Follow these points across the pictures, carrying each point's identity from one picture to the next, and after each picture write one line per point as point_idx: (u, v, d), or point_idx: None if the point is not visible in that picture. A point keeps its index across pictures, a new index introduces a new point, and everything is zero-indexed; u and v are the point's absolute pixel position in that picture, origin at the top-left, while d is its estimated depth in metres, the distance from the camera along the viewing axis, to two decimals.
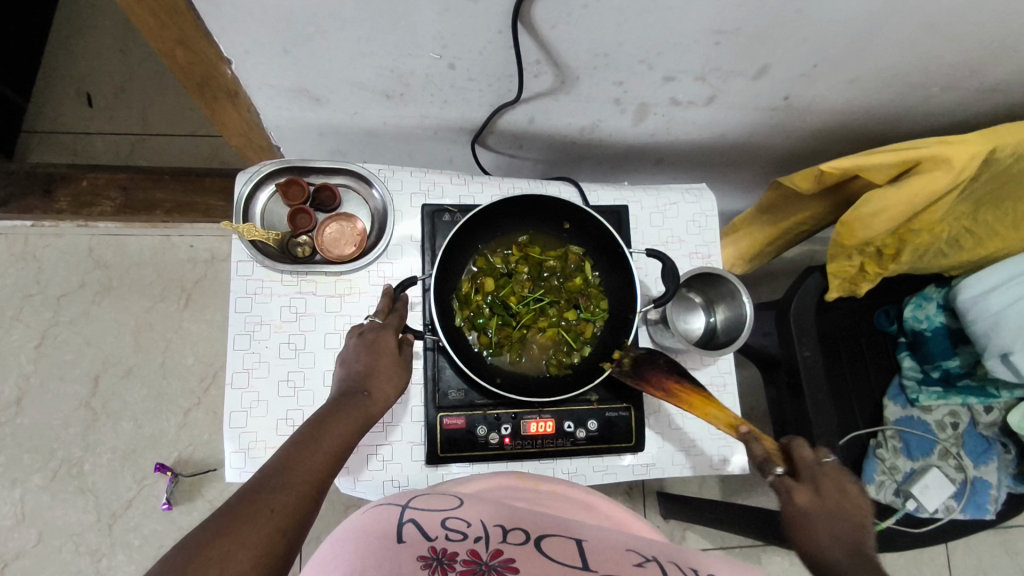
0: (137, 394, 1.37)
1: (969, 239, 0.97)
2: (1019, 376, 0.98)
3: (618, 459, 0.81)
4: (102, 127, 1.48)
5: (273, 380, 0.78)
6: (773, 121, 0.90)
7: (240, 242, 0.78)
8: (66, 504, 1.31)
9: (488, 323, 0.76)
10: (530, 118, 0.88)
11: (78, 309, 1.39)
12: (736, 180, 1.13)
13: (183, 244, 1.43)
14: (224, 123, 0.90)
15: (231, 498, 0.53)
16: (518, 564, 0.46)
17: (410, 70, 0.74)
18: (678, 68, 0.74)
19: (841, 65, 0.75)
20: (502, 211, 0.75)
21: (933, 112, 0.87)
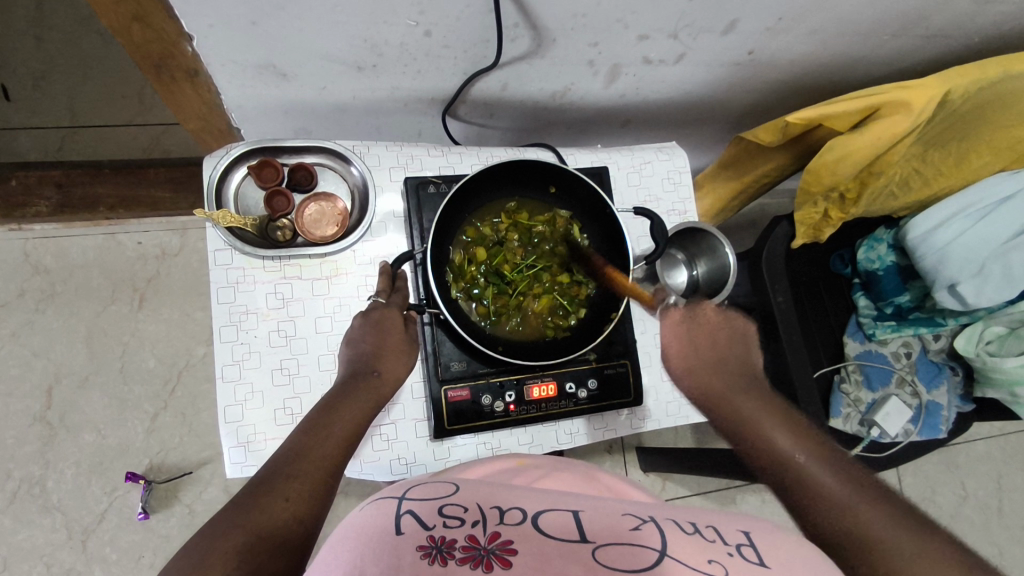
0: (96, 403, 1.30)
1: (919, 179, 1.03)
2: (964, 303, 1.07)
3: (617, 415, 0.85)
4: (24, 122, 1.36)
5: (266, 370, 0.76)
6: (736, 77, 0.93)
7: (215, 230, 0.75)
8: (31, 526, 1.24)
9: (484, 293, 0.76)
10: (503, 85, 0.87)
11: (21, 319, 1.30)
12: (697, 137, 1.16)
13: (131, 242, 1.35)
14: (180, 109, 0.84)
15: (244, 489, 0.54)
16: (516, 545, 0.45)
17: (385, 39, 0.72)
18: (652, 26, 0.75)
19: (804, 18, 0.78)
20: (488, 179, 0.75)
21: (883, 61, 0.91)
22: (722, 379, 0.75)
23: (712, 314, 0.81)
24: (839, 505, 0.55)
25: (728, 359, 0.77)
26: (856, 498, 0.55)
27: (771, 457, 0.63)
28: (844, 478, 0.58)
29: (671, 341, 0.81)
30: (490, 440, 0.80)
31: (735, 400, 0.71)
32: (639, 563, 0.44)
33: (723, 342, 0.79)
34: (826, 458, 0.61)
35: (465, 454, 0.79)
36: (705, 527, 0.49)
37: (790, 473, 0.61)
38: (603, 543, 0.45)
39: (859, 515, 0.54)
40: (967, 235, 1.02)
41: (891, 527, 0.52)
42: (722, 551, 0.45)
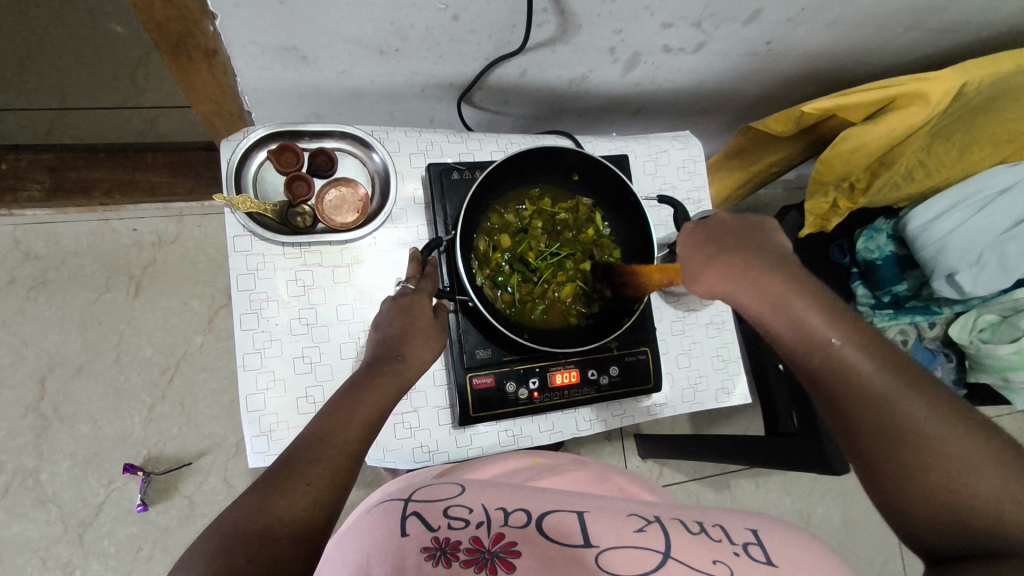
0: (92, 394, 1.27)
1: (922, 170, 1.06)
2: (961, 292, 1.10)
3: (636, 402, 0.86)
4: (10, 104, 1.31)
5: (287, 358, 0.75)
6: (751, 67, 0.93)
7: (235, 215, 0.73)
8: (25, 519, 1.21)
9: (509, 280, 0.76)
10: (522, 71, 0.86)
11: (12, 308, 1.26)
12: (704, 127, 1.17)
13: (125, 229, 1.31)
14: (191, 92, 0.81)
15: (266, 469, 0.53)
16: (520, 547, 0.45)
17: (411, 22, 0.70)
18: (677, 14, 0.75)
19: (825, 8, 0.78)
20: (514, 166, 0.74)
21: (894, 53, 0.93)
22: (767, 278, 0.57)
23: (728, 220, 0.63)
24: (916, 445, 0.48)
25: (760, 249, 0.60)
26: (933, 431, 0.48)
27: (837, 388, 0.52)
28: (919, 401, 0.50)
29: (689, 256, 0.63)
30: (512, 426, 0.81)
31: (784, 310, 0.55)
32: (643, 567, 0.44)
33: (747, 231, 0.62)
34: (900, 377, 0.51)
35: (486, 441, 0.80)
36: (712, 527, 0.49)
37: (860, 406, 0.51)
38: (608, 546, 0.45)
39: (934, 456, 0.48)
40: (965, 226, 1.05)
41: (967, 463, 0.47)
42: (728, 551, 0.45)
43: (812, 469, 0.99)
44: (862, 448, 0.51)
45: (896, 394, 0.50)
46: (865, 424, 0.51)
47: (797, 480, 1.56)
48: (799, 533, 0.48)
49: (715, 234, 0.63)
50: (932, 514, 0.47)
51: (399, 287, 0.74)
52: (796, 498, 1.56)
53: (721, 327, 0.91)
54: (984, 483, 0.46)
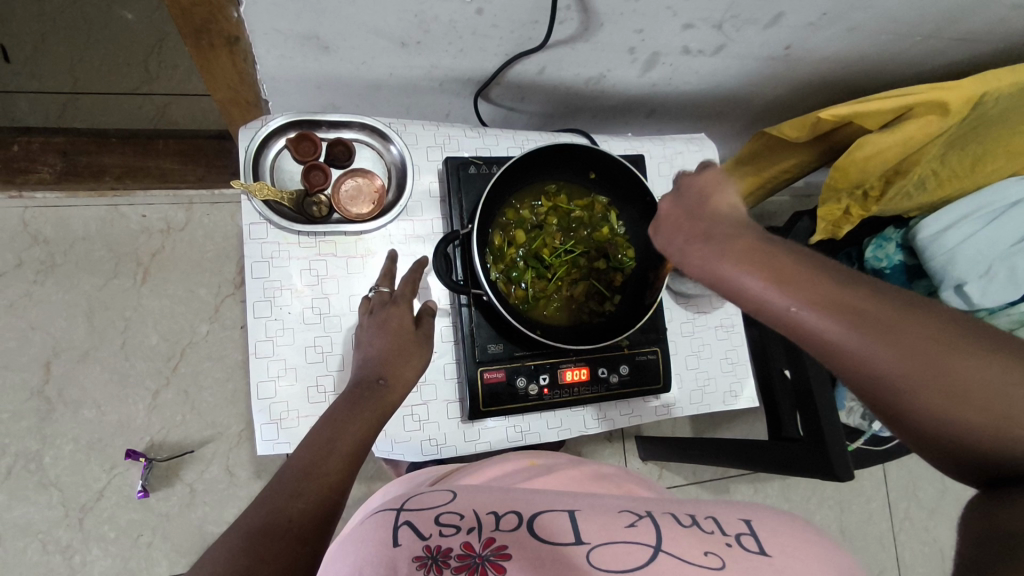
0: (97, 379, 1.27)
1: (933, 181, 1.05)
2: (968, 303, 1.10)
3: (644, 402, 0.86)
4: (24, 87, 1.30)
5: (299, 347, 0.75)
6: (769, 71, 0.93)
7: (252, 203, 0.74)
8: (26, 502, 1.21)
9: (523, 276, 0.75)
10: (541, 68, 0.86)
11: (19, 291, 1.25)
12: (718, 132, 1.17)
13: (134, 215, 1.31)
14: (211, 79, 0.82)
15: (247, 512, 0.52)
16: (510, 551, 0.46)
17: (435, 15, 0.70)
18: (699, 15, 0.75)
19: (846, 15, 0.78)
20: (531, 162, 0.74)
21: (911, 62, 0.93)
22: (725, 259, 0.52)
23: (685, 199, 0.59)
24: (939, 385, 0.44)
25: (713, 221, 0.55)
26: (961, 362, 0.44)
27: (835, 353, 0.47)
28: (921, 331, 0.45)
29: (667, 235, 0.58)
30: (521, 422, 0.81)
31: (749, 284, 0.50)
32: (635, 561, 0.44)
33: (695, 198, 0.58)
34: (895, 309, 0.46)
35: (495, 436, 0.80)
36: (704, 519, 0.49)
37: (890, 359, 0.45)
38: (600, 543, 0.46)
39: (960, 388, 0.44)
40: (974, 238, 1.06)
41: (995, 387, 0.43)
42: (720, 542, 0.46)
43: (816, 475, 0.98)
44: (881, 401, 0.47)
45: (897, 332, 0.45)
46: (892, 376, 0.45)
47: (796, 485, 1.56)
48: (791, 521, 0.49)
49: (679, 214, 0.58)
50: (972, 446, 0.45)
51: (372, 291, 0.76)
52: (794, 504, 1.55)
53: (731, 330, 0.91)
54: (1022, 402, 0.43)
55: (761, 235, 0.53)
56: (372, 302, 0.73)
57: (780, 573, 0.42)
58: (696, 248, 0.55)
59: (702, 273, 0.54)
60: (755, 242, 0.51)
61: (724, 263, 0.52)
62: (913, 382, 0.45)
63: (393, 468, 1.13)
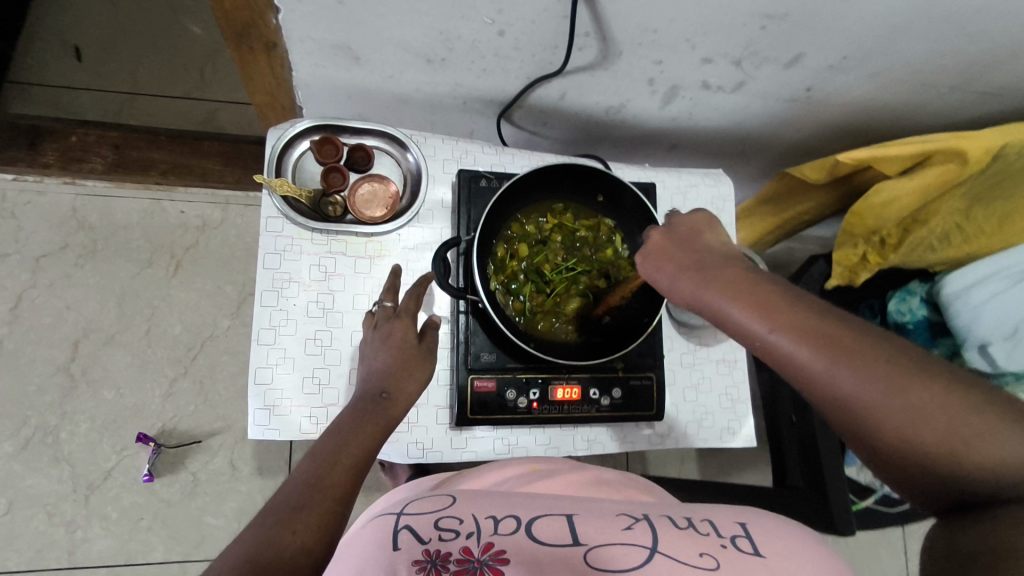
0: (120, 362, 1.32)
1: (959, 236, 1.02)
2: (994, 367, 1.07)
3: (637, 429, 0.85)
4: (89, 84, 1.39)
5: (300, 338, 0.77)
6: (790, 112, 0.94)
7: (272, 198, 0.77)
8: (39, 474, 1.25)
9: (522, 289, 0.77)
10: (562, 93, 0.89)
11: (60, 272, 1.32)
12: (741, 172, 1.17)
13: (174, 210, 1.38)
14: (250, 81, 0.87)
15: (252, 524, 0.53)
16: (508, 555, 0.46)
17: (459, 34, 0.74)
18: (718, 51, 0.77)
19: (867, 60, 0.78)
20: (540, 179, 0.76)
21: (937, 113, 0.92)
22: (710, 285, 0.58)
23: (678, 233, 0.66)
24: (911, 418, 0.47)
25: (702, 253, 0.63)
26: (919, 390, 0.47)
27: (812, 382, 0.50)
28: (893, 366, 0.48)
29: (658, 261, 0.65)
30: (510, 435, 0.81)
31: (731, 314, 0.56)
32: (632, 561, 0.45)
33: (687, 236, 0.66)
34: (868, 345, 0.50)
35: (482, 446, 0.80)
36: (700, 522, 0.50)
37: (852, 383, 0.48)
38: (598, 544, 0.46)
39: (925, 415, 0.46)
40: (1000, 298, 1.03)
41: (956, 413, 0.46)
42: (716, 543, 0.46)
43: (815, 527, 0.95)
44: (855, 431, 0.50)
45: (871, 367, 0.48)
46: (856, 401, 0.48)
47: None
48: (788, 527, 0.49)
49: (673, 245, 0.65)
50: (945, 481, 0.47)
51: (377, 304, 0.77)
52: None
53: (733, 365, 0.90)
54: (981, 431, 0.45)
55: (743, 267, 0.59)
56: (375, 316, 0.75)
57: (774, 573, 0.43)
58: (687, 273, 0.61)
59: (691, 299, 0.60)
60: (737, 272, 0.58)
61: (709, 287, 0.58)
62: (877, 405, 0.48)
63: (388, 475, 1.14)
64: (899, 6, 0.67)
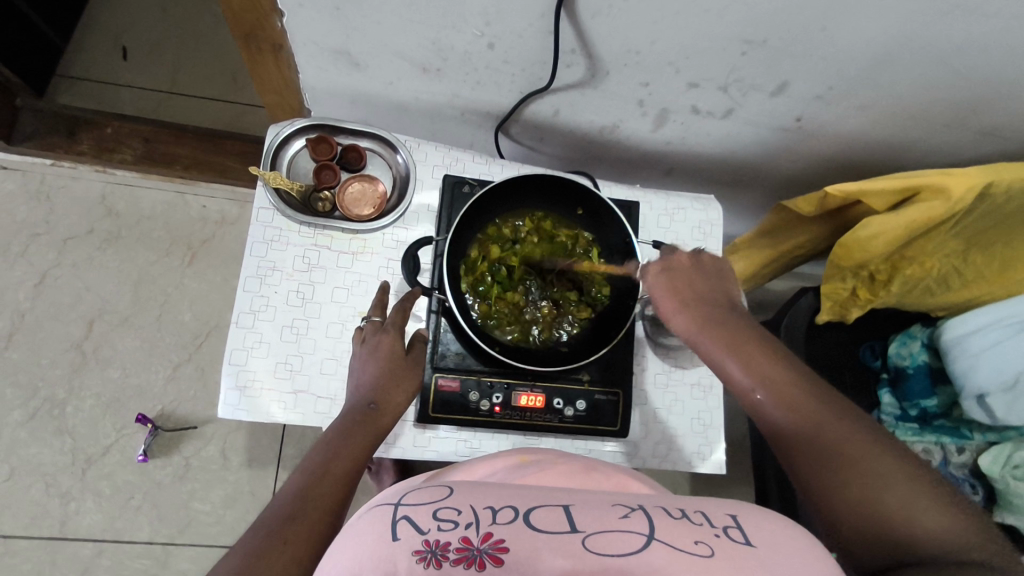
0: (129, 344, 1.38)
1: (958, 279, 0.99)
2: (991, 416, 1.04)
3: (601, 444, 0.84)
4: (131, 80, 1.48)
5: (277, 324, 0.80)
6: (784, 142, 0.94)
7: (264, 188, 0.81)
8: (42, 443, 1.31)
9: (490, 292, 0.79)
10: (555, 110, 0.92)
11: (84, 253, 1.40)
12: (741, 202, 1.17)
13: (196, 203, 1.45)
14: (262, 81, 0.93)
15: (243, 539, 0.55)
16: (508, 543, 0.42)
17: (450, 45, 0.78)
18: (702, 75, 0.78)
19: (854, 92, 0.78)
20: (518, 186, 0.78)
21: (934, 152, 0.91)
22: (703, 326, 0.67)
23: (690, 270, 0.72)
24: (842, 471, 0.55)
25: (706, 296, 0.70)
26: (855, 451, 0.56)
27: (767, 417, 0.61)
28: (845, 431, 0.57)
29: (661, 293, 0.72)
30: (473, 438, 0.81)
31: (715, 351, 0.65)
32: (629, 548, 0.41)
33: (699, 279, 0.72)
34: (827, 406, 0.59)
35: (443, 447, 0.80)
36: (693, 513, 0.47)
37: (796, 427, 0.59)
38: (594, 531, 0.43)
39: (851, 470, 0.55)
40: (1003, 346, 0.99)
41: (880, 475, 0.54)
42: (709, 533, 0.44)
43: None
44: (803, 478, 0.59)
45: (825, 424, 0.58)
46: (799, 443, 0.58)
47: None
48: (780, 518, 0.46)
49: (688, 280, 0.71)
50: (862, 533, 0.53)
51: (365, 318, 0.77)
52: None
53: (708, 391, 0.89)
54: (896, 497, 0.53)
55: (738, 318, 0.67)
56: (364, 331, 0.75)
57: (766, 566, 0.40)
58: (685, 308, 0.69)
59: (684, 334, 0.69)
60: (729, 321, 0.67)
61: (704, 326, 0.67)
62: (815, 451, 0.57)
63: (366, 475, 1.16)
64: (879, 38, 0.67)
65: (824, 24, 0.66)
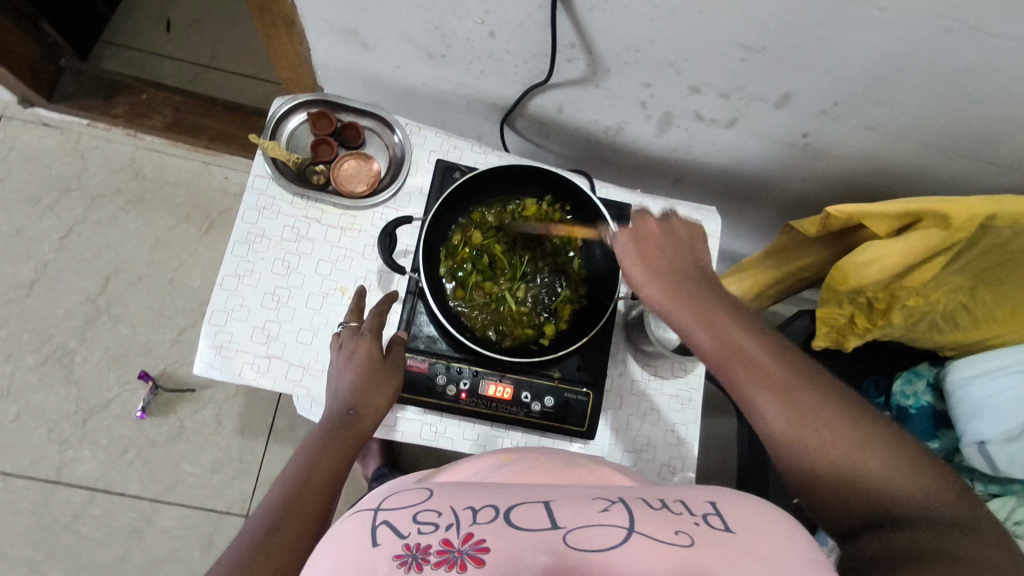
0: (140, 303, 1.42)
1: (967, 318, 0.94)
2: (991, 467, 0.95)
3: (568, 443, 0.83)
4: (170, 52, 1.54)
5: (259, 290, 0.81)
6: (792, 159, 0.91)
7: (262, 157, 0.83)
8: (49, 389, 1.36)
9: (467, 277, 0.79)
10: (559, 106, 0.92)
11: (108, 212, 1.46)
12: (750, 219, 1.15)
13: (218, 174, 1.50)
14: (278, 56, 0.96)
15: (228, 557, 0.56)
16: (490, 543, 0.42)
17: (453, 31, 0.78)
18: (704, 80, 0.77)
19: (860, 109, 0.76)
20: (506, 175, 0.79)
21: (947, 181, 0.88)
22: (675, 299, 0.60)
23: (656, 233, 0.66)
24: (826, 438, 0.51)
25: (675, 263, 0.63)
26: (837, 418, 0.52)
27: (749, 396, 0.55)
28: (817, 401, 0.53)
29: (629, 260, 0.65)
30: (438, 423, 0.81)
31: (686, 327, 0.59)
32: (610, 541, 0.42)
33: (666, 242, 0.65)
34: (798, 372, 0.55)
35: (408, 428, 0.80)
36: (673, 503, 0.47)
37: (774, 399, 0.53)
38: (575, 527, 0.43)
39: (835, 436, 0.51)
40: (1010, 394, 0.92)
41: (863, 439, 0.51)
42: (689, 521, 0.44)
43: None
44: (772, 450, 0.55)
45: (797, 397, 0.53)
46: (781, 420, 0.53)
47: None
48: (760, 506, 0.47)
49: (656, 245, 0.65)
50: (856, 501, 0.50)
51: (344, 322, 0.77)
52: None
53: (686, 403, 0.87)
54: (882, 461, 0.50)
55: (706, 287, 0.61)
56: (341, 336, 0.74)
57: (748, 548, 0.41)
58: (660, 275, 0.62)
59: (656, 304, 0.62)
60: (698, 291, 0.60)
61: (675, 298, 0.60)
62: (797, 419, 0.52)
63: None
64: (883, 53, 0.65)
65: (824, 34, 0.64)
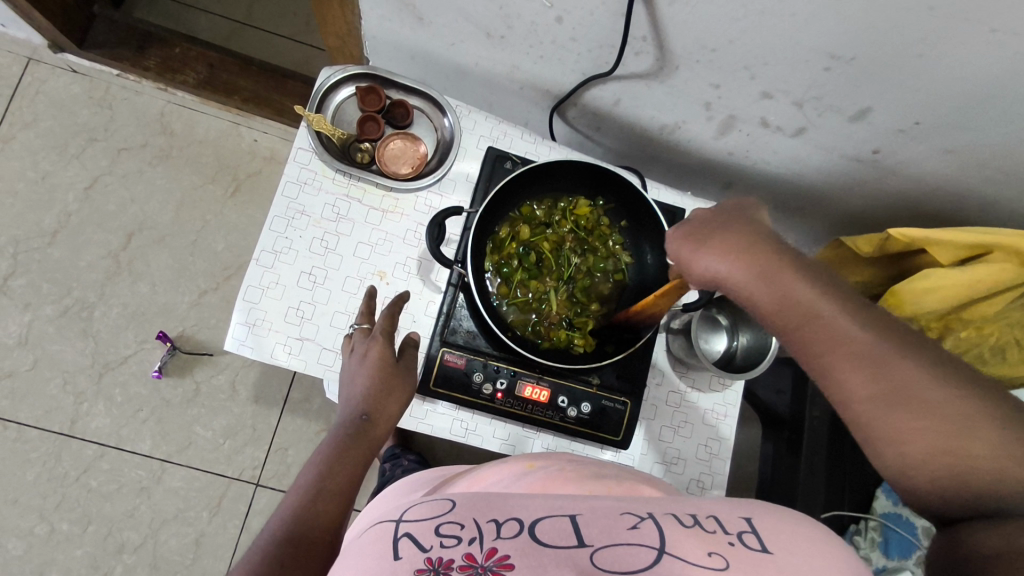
0: (161, 262, 1.40)
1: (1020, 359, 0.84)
2: None
3: (599, 451, 0.81)
4: (207, 5, 1.49)
5: (296, 269, 0.78)
6: (855, 175, 0.87)
7: (306, 130, 0.80)
8: (66, 342, 1.35)
9: (512, 274, 0.76)
10: (617, 99, 0.88)
11: (133, 166, 1.43)
12: (796, 231, 1.11)
13: (248, 136, 1.47)
14: (328, 22, 0.92)
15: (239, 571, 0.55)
16: (513, 561, 0.39)
17: (517, 12, 0.74)
18: (778, 86, 0.73)
19: (941, 131, 0.72)
20: (561, 170, 0.75)
21: (1015, 213, 0.84)
22: (736, 266, 0.55)
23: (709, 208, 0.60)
24: (921, 417, 0.45)
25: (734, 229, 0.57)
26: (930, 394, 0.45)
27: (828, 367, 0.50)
28: (919, 370, 0.46)
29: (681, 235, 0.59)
30: (469, 421, 0.79)
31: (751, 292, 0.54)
32: (637, 565, 0.38)
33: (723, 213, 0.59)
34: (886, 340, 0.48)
35: (439, 423, 0.78)
36: (706, 516, 0.43)
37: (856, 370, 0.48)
38: (600, 547, 0.40)
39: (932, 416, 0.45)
40: None
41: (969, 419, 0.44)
42: (722, 540, 0.40)
43: None
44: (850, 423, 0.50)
45: (888, 364, 0.47)
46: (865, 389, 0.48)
47: None
48: (801, 519, 0.42)
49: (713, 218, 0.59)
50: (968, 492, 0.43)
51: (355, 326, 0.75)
52: None
53: (721, 419, 0.85)
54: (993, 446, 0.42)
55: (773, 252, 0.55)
56: (353, 339, 0.73)
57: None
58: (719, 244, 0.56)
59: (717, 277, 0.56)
60: (765, 257, 0.54)
61: (740, 266, 0.55)
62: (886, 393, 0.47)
63: None
64: (981, 73, 0.61)
65: (921, 49, 0.60)
